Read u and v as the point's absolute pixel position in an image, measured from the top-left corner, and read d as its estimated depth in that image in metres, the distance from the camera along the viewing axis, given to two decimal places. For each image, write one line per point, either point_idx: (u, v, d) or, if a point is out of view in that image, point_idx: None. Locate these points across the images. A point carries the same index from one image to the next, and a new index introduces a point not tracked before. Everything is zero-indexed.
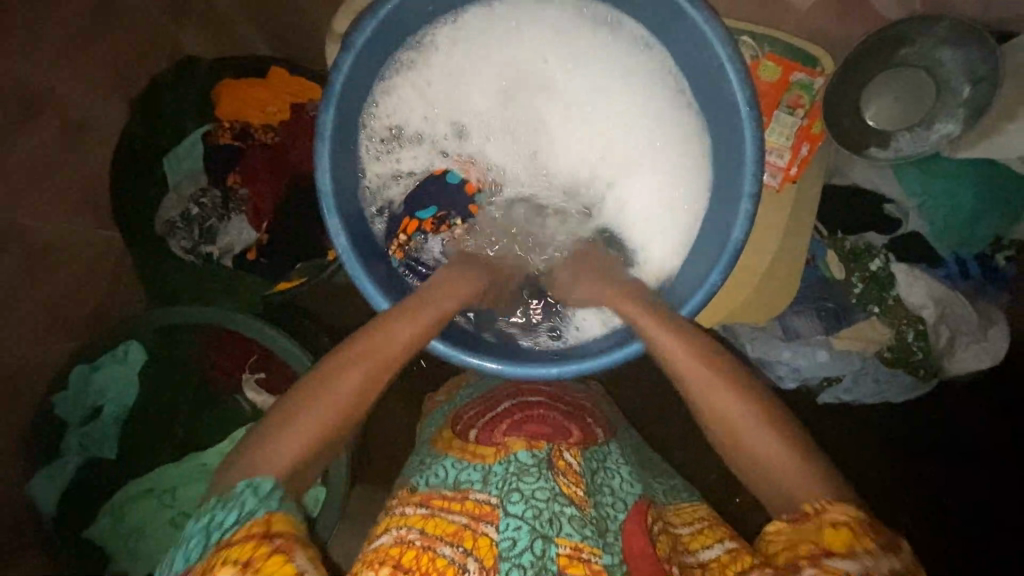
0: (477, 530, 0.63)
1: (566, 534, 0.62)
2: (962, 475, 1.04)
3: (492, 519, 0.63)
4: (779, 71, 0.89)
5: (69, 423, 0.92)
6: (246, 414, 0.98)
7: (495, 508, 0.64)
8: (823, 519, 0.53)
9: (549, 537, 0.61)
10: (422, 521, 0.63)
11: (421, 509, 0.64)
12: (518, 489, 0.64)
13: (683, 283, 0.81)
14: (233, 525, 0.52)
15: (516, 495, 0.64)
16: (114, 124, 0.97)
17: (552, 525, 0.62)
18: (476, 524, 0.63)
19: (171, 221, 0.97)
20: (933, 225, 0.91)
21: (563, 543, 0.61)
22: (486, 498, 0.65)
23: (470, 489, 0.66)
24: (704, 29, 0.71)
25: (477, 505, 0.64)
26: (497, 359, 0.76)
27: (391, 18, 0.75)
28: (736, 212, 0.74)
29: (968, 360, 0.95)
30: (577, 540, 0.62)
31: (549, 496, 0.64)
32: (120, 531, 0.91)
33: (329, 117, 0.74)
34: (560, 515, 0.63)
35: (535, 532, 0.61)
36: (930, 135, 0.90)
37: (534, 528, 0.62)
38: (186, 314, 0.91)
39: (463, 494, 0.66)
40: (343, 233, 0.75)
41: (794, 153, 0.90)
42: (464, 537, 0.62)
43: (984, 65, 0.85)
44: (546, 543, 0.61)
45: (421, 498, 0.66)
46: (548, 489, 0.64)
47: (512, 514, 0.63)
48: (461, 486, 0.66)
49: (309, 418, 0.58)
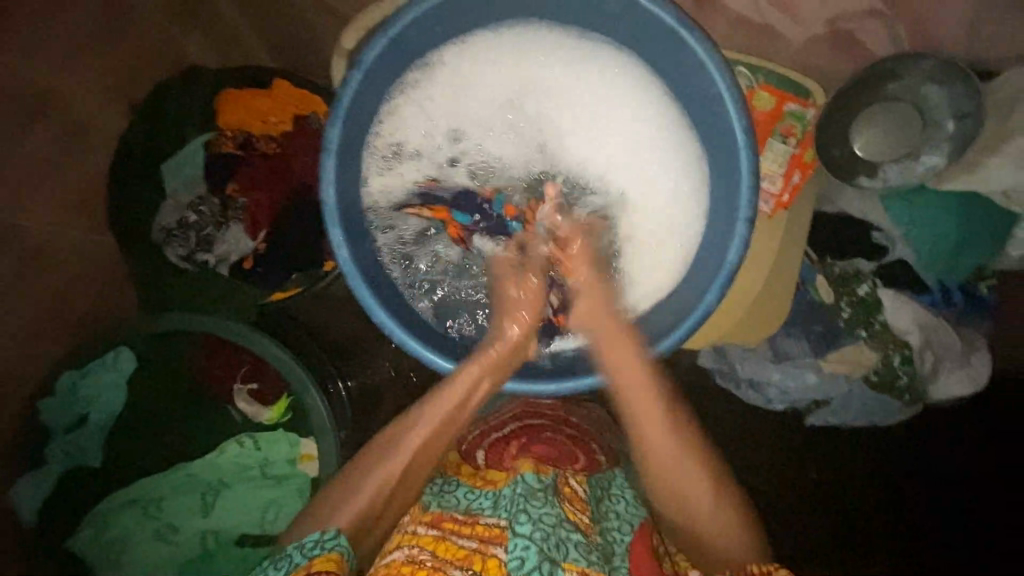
0: (486, 552, 0.62)
1: (572, 559, 0.61)
2: (943, 498, 1.07)
3: (501, 541, 0.63)
4: (773, 100, 0.92)
5: (54, 430, 0.90)
6: (236, 423, 0.96)
7: (504, 530, 0.64)
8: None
9: (556, 561, 0.60)
10: (433, 543, 0.62)
11: (432, 530, 0.64)
12: (525, 511, 0.63)
13: (667, 308, 0.84)
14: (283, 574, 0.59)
15: (525, 517, 0.63)
16: (114, 131, 0.97)
17: (560, 550, 0.61)
18: (487, 547, 0.63)
19: (168, 228, 0.96)
20: (919, 253, 0.94)
21: (570, 568, 0.61)
22: (497, 521, 0.65)
23: (480, 514, 0.66)
24: (702, 58, 0.74)
25: (488, 527, 0.64)
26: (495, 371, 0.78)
27: (403, 36, 0.77)
28: (732, 235, 0.76)
29: (951, 386, 0.97)
30: (585, 564, 0.61)
31: (556, 521, 0.63)
32: (101, 543, 0.89)
33: (337, 130, 0.75)
34: (567, 540, 0.63)
35: (544, 555, 0.60)
36: (917, 167, 0.92)
37: (542, 549, 0.60)
38: (176, 319, 0.90)
39: (473, 519, 0.66)
40: (346, 245, 0.76)
41: (786, 180, 0.93)
42: (473, 561, 0.61)
43: (968, 102, 0.89)
44: (555, 566, 0.60)
45: (431, 519, 0.65)
46: (554, 514, 0.64)
47: (521, 535, 0.61)
48: (472, 512, 0.66)
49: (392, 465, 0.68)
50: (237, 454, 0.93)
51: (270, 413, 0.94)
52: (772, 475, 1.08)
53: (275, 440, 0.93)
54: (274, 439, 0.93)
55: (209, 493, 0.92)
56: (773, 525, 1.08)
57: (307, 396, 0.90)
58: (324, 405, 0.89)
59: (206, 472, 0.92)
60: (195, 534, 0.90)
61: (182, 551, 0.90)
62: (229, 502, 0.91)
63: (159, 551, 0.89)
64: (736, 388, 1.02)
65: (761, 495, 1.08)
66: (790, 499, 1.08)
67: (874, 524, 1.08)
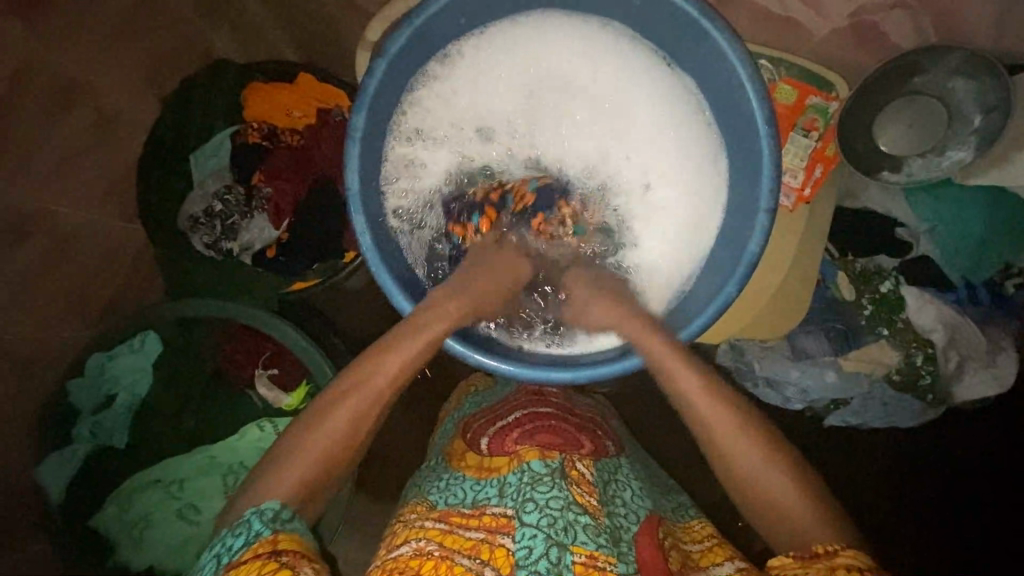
0: (494, 542, 0.62)
1: (581, 542, 0.61)
2: (962, 501, 1.05)
3: (509, 529, 0.63)
4: (796, 93, 0.90)
5: (82, 411, 0.93)
6: (256, 408, 0.98)
7: (511, 520, 0.64)
8: (834, 563, 0.55)
9: (564, 545, 0.60)
10: (440, 535, 0.63)
11: (439, 523, 0.65)
12: (532, 498, 0.64)
13: (683, 309, 0.83)
14: (239, 548, 0.54)
15: (531, 505, 0.63)
16: (144, 122, 1.00)
17: (568, 533, 0.61)
18: (493, 537, 0.63)
19: (194, 216, 0.98)
20: (943, 250, 0.93)
21: (578, 551, 0.60)
22: (502, 510, 0.65)
23: (486, 505, 0.66)
24: (725, 48, 0.73)
25: (493, 518, 0.65)
26: (513, 362, 0.77)
27: (426, 26, 0.78)
28: (753, 226, 0.75)
29: (976, 386, 0.95)
30: (593, 548, 0.61)
31: (563, 504, 0.63)
32: (124, 522, 0.92)
33: (360, 119, 0.76)
34: (575, 524, 0.62)
35: (551, 539, 0.61)
36: (942, 162, 0.91)
37: (549, 536, 0.61)
38: (204, 306, 0.92)
39: (480, 510, 0.66)
40: (368, 232, 0.77)
41: (808, 174, 0.92)
42: (480, 549, 0.62)
43: (994, 94, 0.87)
44: (562, 550, 0.60)
45: (439, 514, 0.66)
46: (562, 498, 0.64)
47: (528, 523, 0.62)
48: (478, 503, 0.67)
49: (300, 461, 0.61)
50: (257, 437, 0.94)
51: (289, 399, 0.96)
52: None
53: None
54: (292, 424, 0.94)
55: (228, 475, 0.94)
56: None
57: (325, 381, 0.92)
58: None
59: (226, 454, 0.94)
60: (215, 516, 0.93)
61: (204, 531, 0.93)
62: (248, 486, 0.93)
63: (183, 528, 0.93)
64: (754, 386, 1.01)
65: None
66: None
67: (892, 526, 1.06)
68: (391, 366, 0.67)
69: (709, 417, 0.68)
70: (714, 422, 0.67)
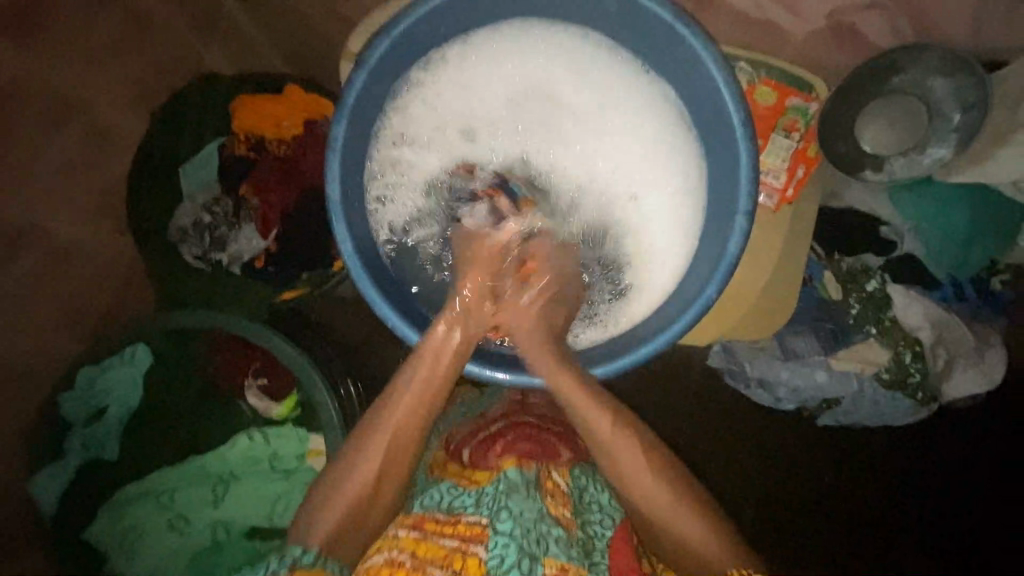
0: (466, 551, 0.63)
1: (552, 554, 0.62)
2: (954, 499, 1.05)
3: (482, 539, 0.63)
4: (775, 95, 0.91)
5: (73, 423, 0.94)
6: (247, 418, 0.99)
7: (485, 529, 0.64)
8: None
9: (535, 558, 0.61)
10: (414, 544, 0.64)
11: (414, 531, 0.65)
12: (507, 507, 0.63)
13: (655, 316, 0.83)
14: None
15: (506, 514, 0.63)
16: (133, 135, 1.00)
17: (540, 545, 0.62)
18: (467, 546, 0.63)
19: (184, 228, 1.00)
20: (928, 247, 0.93)
21: (549, 563, 0.62)
22: (478, 519, 0.65)
23: (463, 513, 0.66)
24: (700, 52, 0.74)
25: (468, 527, 0.65)
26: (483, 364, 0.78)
27: (405, 35, 0.78)
28: (731, 227, 0.75)
29: (965, 383, 0.95)
30: (564, 560, 0.62)
31: (537, 516, 0.64)
32: (116, 533, 0.93)
33: (341, 128, 0.77)
34: (547, 536, 0.63)
35: (524, 551, 0.61)
36: (922, 160, 0.91)
37: (522, 546, 0.61)
38: (196, 318, 0.93)
39: (456, 518, 0.66)
40: (350, 240, 0.78)
41: (791, 174, 0.92)
42: (453, 560, 0.62)
43: (974, 92, 0.87)
44: (533, 562, 0.61)
45: (414, 521, 0.66)
46: (536, 509, 0.64)
47: (502, 532, 0.62)
48: (454, 511, 0.66)
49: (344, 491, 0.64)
50: (248, 447, 0.95)
51: (281, 408, 0.97)
52: (777, 476, 1.07)
53: (284, 434, 0.95)
54: (283, 433, 0.95)
55: (220, 484, 0.95)
56: (780, 525, 1.07)
57: (314, 389, 0.92)
58: (331, 400, 0.92)
59: (218, 463, 0.95)
60: (207, 525, 0.94)
61: (195, 541, 0.93)
62: (238, 495, 0.94)
63: (173, 540, 0.93)
64: (746, 388, 1.01)
65: (768, 497, 1.07)
66: (795, 500, 1.07)
67: (886, 526, 1.06)
68: (418, 383, 0.70)
69: (616, 455, 0.68)
70: (628, 467, 0.68)
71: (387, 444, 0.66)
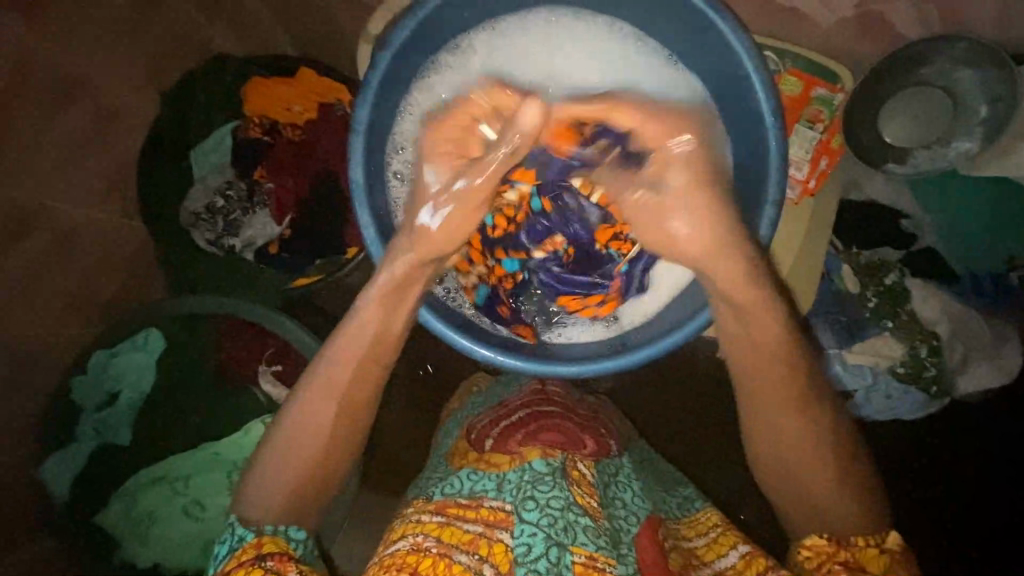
0: (491, 537, 0.62)
1: (581, 542, 0.61)
2: (970, 491, 1.05)
3: (506, 525, 0.63)
4: (800, 84, 0.90)
5: (83, 410, 0.93)
6: (261, 405, 0.98)
7: (509, 515, 0.63)
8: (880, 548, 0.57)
9: (564, 545, 0.61)
10: (438, 529, 0.63)
11: (437, 517, 0.64)
12: (533, 497, 0.63)
13: (674, 309, 0.82)
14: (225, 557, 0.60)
15: (531, 504, 0.63)
16: (143, 114, 0.97)
17: (568, 533, 0.61)
18: (491, 531, 0.62)
19: (195, 212, 0.98)
20: (948, 240, 0.94)
21: (577, 551, 0.61)
22: (501, 505, 0.65)
23: (484, 497, 0.66)
24: (732, 40, 0.73)
25: (491, 511, 0.64)
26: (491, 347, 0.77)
27: (432, 17, 0.77)
28: (759, 217, 0.75)
29: (982, 377, 0.95)
30: (592, 549, 0.61)
31: (564, 505, 0.63)
32: (131, 518, 0.93)
33: (365, 111, 0.75)
34: (575, 524, 0.62)
35: (551, 540, 0.61)
36: (947, 153, 0.92)
37: (549, 536, 0.61)
38: (206, 303, 0.91)
39: (477, 502, 0.65)
40: (372, 226, 0.77)
41: (813, 166, 0.90)
42: (479, 545, 0.61)
43: (1000, 84, 0.87)
44: (562, 550, 0.60)
45: (435, 507, 0.66)
46: (563, 498, 0.64)
47: (527, 521, 0.62)
48: (475, 495, 0.66)
49: (301, 451, 0.64)
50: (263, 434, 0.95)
51: None
52: None
53: None
54: None
55: (233, 472, 0.95)
56: None
57: None
58: None
59: (231, 450, 0.95)
60: (221, 512, 0.94)
61: (210, 527, 0.94)
62: None
63: (190, 526, 0.94)
64: None
65: None
66: None
67: (902, 517, 1.07)
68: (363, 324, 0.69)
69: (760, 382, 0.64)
70: (781, 395, 0.63)
71: (334, 401, 0.66)
